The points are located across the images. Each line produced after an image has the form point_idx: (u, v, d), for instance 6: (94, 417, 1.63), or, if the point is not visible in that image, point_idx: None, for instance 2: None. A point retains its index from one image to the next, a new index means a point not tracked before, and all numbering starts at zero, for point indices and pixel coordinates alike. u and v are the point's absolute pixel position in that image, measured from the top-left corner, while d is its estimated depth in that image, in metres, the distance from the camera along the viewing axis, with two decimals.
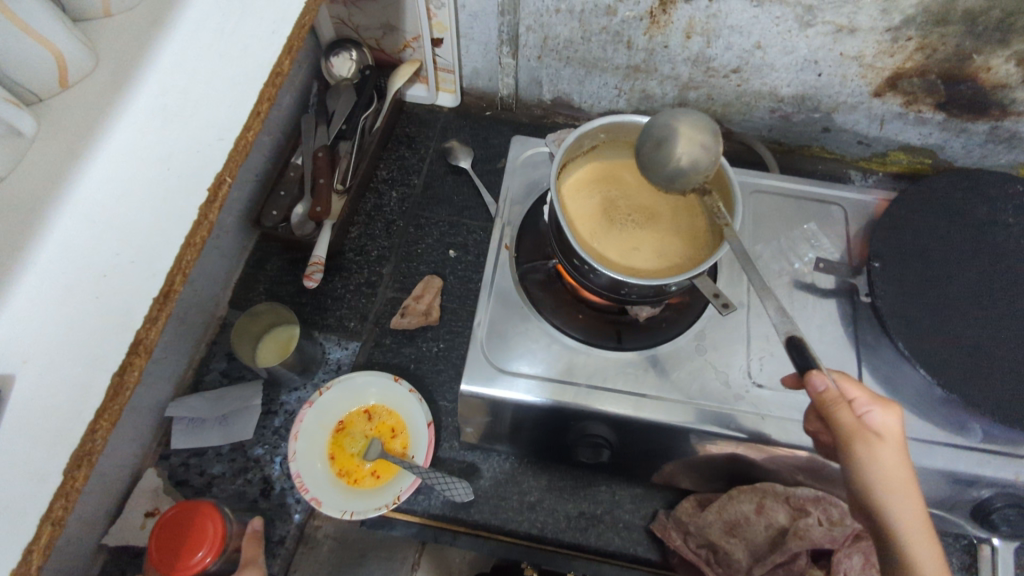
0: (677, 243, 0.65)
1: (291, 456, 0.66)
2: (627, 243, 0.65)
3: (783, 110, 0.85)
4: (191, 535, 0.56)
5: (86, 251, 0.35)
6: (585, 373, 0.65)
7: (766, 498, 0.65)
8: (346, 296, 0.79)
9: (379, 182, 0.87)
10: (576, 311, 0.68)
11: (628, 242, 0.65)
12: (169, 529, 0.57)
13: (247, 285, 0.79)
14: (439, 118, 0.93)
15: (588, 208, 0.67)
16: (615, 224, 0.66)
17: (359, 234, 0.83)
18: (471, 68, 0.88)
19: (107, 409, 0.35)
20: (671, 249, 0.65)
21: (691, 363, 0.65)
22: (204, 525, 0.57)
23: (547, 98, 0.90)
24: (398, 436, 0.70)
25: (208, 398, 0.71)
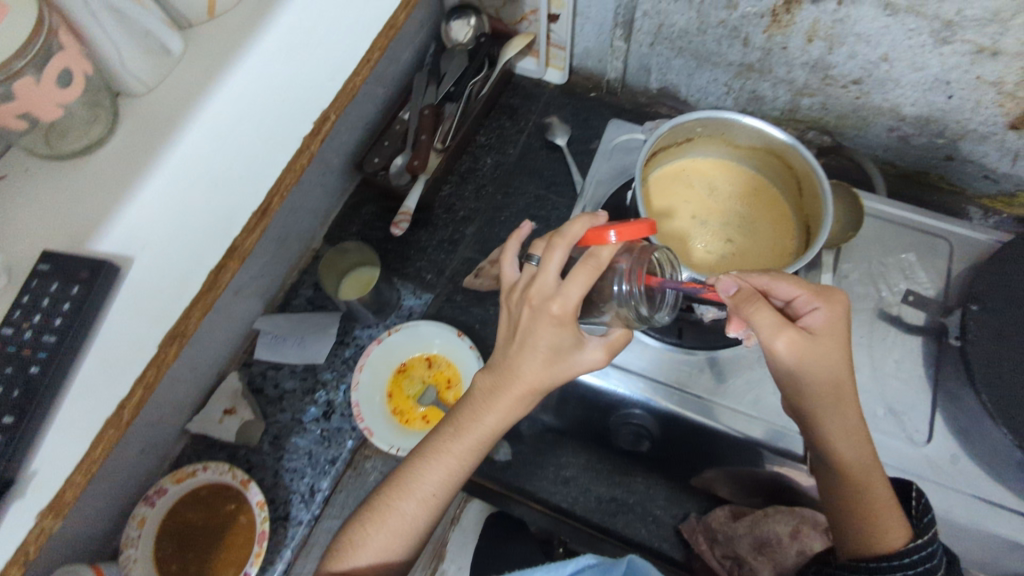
0: (688, 232, 0.65)
1: (353, 385, 0.71)
2: (686, 199, 0.67)
3: (902, 131, 0.80)
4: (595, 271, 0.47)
5: (203, 161, 0.42)
6: (642, 365, 0.65)
7: (803, 524, 0.62)
8: (429, 250, 0.84)
9: (476, 148, 0.91)
10: None
11: (689, 222, 0.66)
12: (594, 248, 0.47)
13: (342, 224, 0.85)
14: (544, 93, 0.96)
15: (709, 172, 0.68)
16: (701, 196, 0.67)
17: (450, 193, 0.87)
18: (583, 48, 0.89)
19: (200, 300, 0.40)
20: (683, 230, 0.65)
21: (750, 373, 0.64)
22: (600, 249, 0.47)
23: (653, 87, 0.91)
24: (452, 388, 0.74)
25: (291, 319, 0.77)
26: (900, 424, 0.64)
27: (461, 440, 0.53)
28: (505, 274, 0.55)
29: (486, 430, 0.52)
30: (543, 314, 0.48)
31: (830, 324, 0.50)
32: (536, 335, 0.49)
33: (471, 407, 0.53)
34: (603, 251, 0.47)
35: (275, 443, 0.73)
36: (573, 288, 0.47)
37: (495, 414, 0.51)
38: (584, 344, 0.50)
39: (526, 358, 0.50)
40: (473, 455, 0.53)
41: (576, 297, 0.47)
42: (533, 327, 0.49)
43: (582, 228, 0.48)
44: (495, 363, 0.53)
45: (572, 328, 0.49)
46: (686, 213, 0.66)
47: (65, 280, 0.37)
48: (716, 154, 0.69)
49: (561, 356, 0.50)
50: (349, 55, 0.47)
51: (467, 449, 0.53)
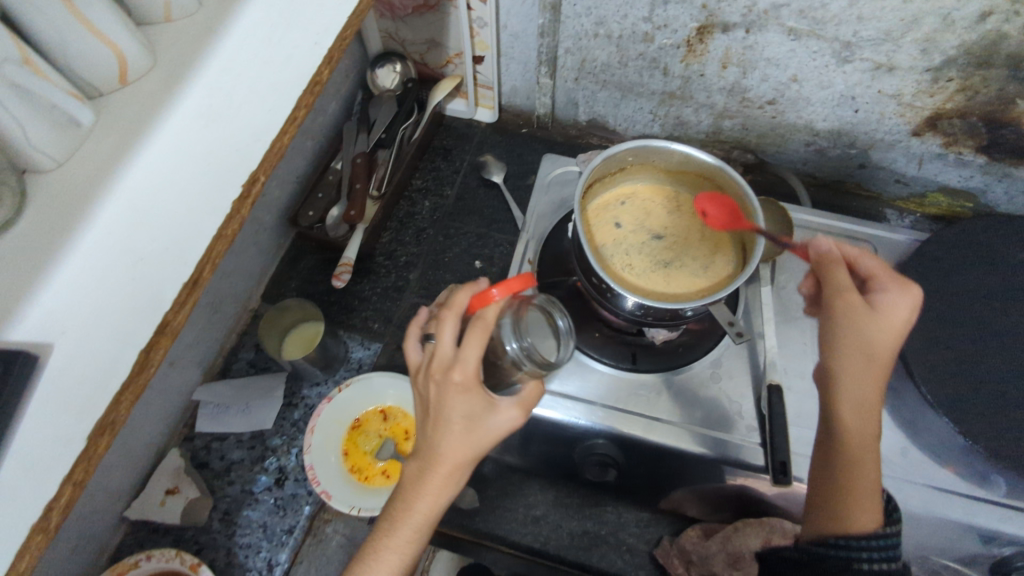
0: (619, 244, 0.67)
1: (306, 449, 0.68)
2: (624, 214, 0.69)
3: (818, 144, 0.85)
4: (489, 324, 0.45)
5: (124, 237, 0.40)
6: (598, 395, 0.65)
7: (773, 534, 0.61)
8: (373, 298, 0.82)
9: (414, 191, 0.91)
10: (592, 329, 0.68)
11: (624, 239, 0.68)
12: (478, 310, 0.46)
13: (281, 280, 0.82)
14: (476, 132, 0.97)
15: (651, 196, 0.70)
16: (639, 215, 0.69)
17: (390, 239, 0.86)
18: (511, 86, 0.91)
19: (131, 383, 0.38)
20: (616, 242, 0.67)
21: (705, 391, 0.65)
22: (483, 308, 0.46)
23: (582, 119, 0.94)
24: (410, 439, 0.73)
25: (233, 386, 0.73)
26: None
27: (396, 535, 0.47)
28: (408, 358, 0.51)
29: (419, 516, 0.47)
30: (447, 385, 0.46)
31: (884, 306, 0.55)
32: (447, 406, 0.45)
33: (400, 496, 0.48)
34: (488, 309, 0.45)
35: (225, 519, 0.68)
36: (468, 350, 0.45)
37: (431, 498, 0.47)
38: (499, 406, 0.47)
39: (444, 434, 0.46)
40: (413, 550, 0.48)
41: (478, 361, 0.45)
42: (442, 399, 0.46)
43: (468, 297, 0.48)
44: (417, 446, 0.49)
45: (482, 390, 0.46)
46: (620, 227, 0.68)
47: None
48: (650, 181, 0.71)
49: (478, 424, 0.46)
50: (274, 115, 0.46)
51: (405, 542, 0.47)
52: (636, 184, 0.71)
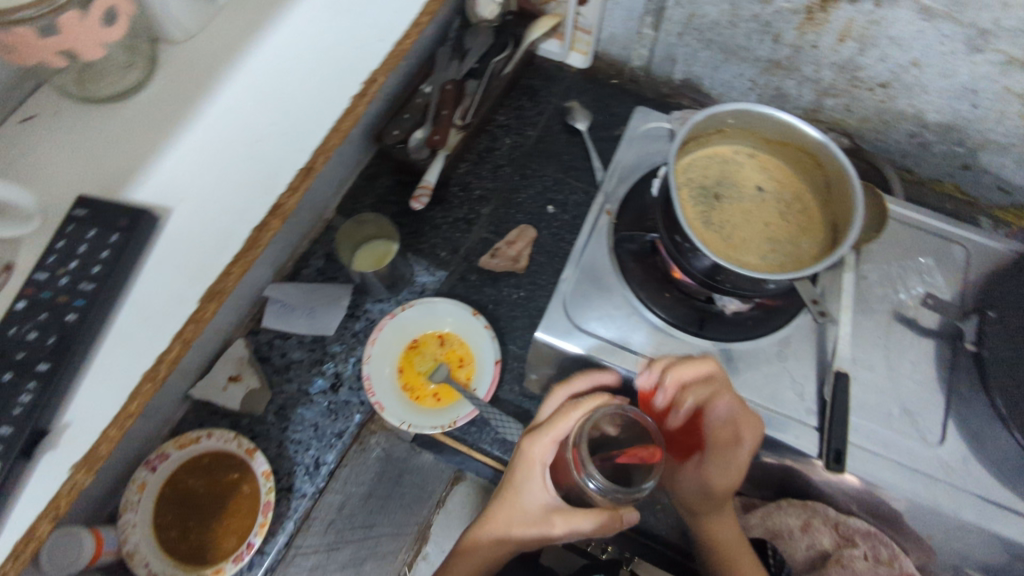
0: (699, 194, 0.66)
1: (365, 358, 0.71)
2: (717, 171, 0.68)
3: (923, 137, 0.81)
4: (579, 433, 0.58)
5: (245, 116, 0.41)
6: (657, 351, 0.66)
7: (813, 518, 0.66)
8: (443, 228, 0.82)
9: (496, 127, 0.90)
10: (664, 290, 0.67)
11: (706, 194, 0.66)
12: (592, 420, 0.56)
13: (357, 195, 0.83)
14: (566, 77, 0.95)
15: (750, 165, 0.68)
16: (731, 178, 0.67)
17: (467, 171, 0.86)
18: (610, 33, 0.89)
19: (242, 256, 0.39)
20: (697, 193, 0.66)
21: (768, 366, 0.64)
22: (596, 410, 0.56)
23: (677, 77, 0.91)
24: (464, 367, 0.73)
25: (302, 289, 0.75)
26: (914, 426, 0.62)
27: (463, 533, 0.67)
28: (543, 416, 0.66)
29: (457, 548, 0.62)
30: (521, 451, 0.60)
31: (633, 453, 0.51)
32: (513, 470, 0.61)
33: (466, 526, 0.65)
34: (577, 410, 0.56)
35: (281, 413, 0.71)
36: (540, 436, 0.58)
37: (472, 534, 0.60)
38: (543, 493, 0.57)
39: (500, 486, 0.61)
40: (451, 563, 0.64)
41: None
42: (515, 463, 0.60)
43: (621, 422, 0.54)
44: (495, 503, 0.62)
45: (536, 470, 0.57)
46: (706, 180, 0.67)
47: (105, 228, 0.35)
48: (753, 148, 0.68)
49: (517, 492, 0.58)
50: (397, 20, 0.45)
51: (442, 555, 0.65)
52: (738, 149, 0.69)
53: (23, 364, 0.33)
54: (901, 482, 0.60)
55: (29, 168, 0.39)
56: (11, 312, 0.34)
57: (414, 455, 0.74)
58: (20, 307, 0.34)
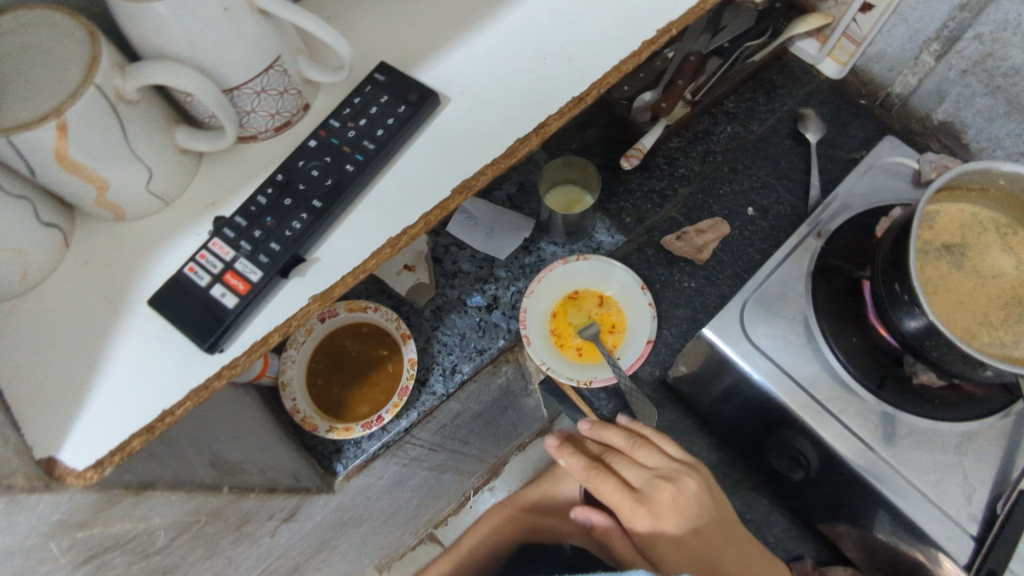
0: (933, 248, 0.60)
1: (528, 291, 0.73)
2: (969, 231, 0.60)
3: None
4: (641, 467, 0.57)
5: (538, 32, 0.41)
6: (824, 393, 0.61)
7: None
8: (637, 194, 0.82)
9: (721, 112, 0.86)
10: (853, 333, 0.62)
11: (944, 251, 0.60)
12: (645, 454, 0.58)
13: (566, 138, 0.84)
14: (812, 82, 0.89)
15: (1013, 238, 0.60)
16: (981, 244, 0.60)
17: (678, 147, 0.84)
18: (880, 50, 0.81)
19: (499, 162, 0.39)
20: (932, 246, 0.60)
21: (942, 455, 0.58)
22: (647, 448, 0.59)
23: (937, 116, 0.81)
24: (614, 334, 0.73)
25: (489, 210, 0.78)
26: None
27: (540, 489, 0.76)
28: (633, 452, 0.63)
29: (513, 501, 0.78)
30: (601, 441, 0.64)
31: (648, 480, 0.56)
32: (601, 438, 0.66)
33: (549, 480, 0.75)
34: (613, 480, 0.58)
35: (436, 313, 0.75)
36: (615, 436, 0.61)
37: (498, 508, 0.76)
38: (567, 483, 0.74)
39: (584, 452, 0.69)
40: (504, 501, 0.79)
41: (645, 525, 0.55)
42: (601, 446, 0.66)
43: (619, 494, 0.57)
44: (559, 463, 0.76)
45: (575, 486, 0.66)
46: (950, 236, 0.60)
47: (396, 97, 0.38)
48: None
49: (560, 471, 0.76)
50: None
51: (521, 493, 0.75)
52: (1007, 217, 0.60)
53: (303, 195, 0.36)
54: None
55: (343, 25, 0.43)
56: (304, 147, 0.37)
57: (526, 394, 0.80)
58: (312, 145, 0.37)
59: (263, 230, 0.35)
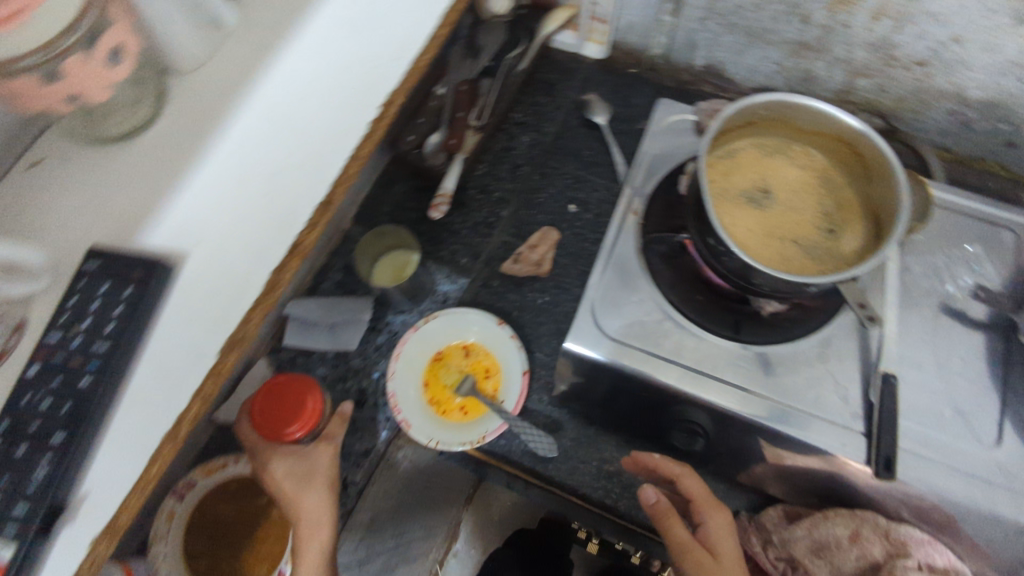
0: (728, 182, 0.63)
1: (389, 373, 0.69)
2: (761, 164, 0.64)
3: (963, 115, 0.77)
4: (290, 415, 0.61)
5: (259, 144, 0.37)
6: (693, 358, 0.63)
7: (863, 527, 0.60)
8: (463, 232, 0.80)
9: (512, 125, 0.87)
10: (695, 291, 0.65)
11: (740, 184, 0.63)
12: (291, 406, 0.61)
13: (374, 204, 0.81)
14: (582, 68, 0.91)
15: (801, 166, 0.64)
16: (771, 175, 0.64)
17: (485, 173, 0.84)
18: (628, 22, 0.84)
19: (264, 297, 0.42)
20: (728, 181, 0.63)
21: (810, 370, 0.61)
22: (306, 403, 0.62)
23: (698, 64, 0.87)
24: (490, 377, 0.72)
25: (322, 306, 0.74)
26: (966, 426, 0.59)
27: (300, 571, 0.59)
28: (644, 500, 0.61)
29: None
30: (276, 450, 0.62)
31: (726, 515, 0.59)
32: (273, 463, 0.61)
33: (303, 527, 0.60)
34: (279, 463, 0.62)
35: None
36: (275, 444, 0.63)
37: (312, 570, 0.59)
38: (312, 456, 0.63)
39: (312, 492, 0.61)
40: None
41: (713, 528, 0.57)
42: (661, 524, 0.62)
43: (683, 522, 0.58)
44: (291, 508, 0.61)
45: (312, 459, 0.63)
46: (742, 168, 0.64)
47: (113, 281, 0.33)
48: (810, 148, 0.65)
49: (308, 474, 0.62)
50: (407, 48, 0.46)
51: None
52: (795, 149, 0.65)
53: (38, 436, 0.32)
54: (958, 485, 0.57)
55: (27, 222, 0.36)
56: (23, 379, 0.32)
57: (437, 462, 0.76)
58: (31, 373, 0.32)
59: (4, 492, 0.31)
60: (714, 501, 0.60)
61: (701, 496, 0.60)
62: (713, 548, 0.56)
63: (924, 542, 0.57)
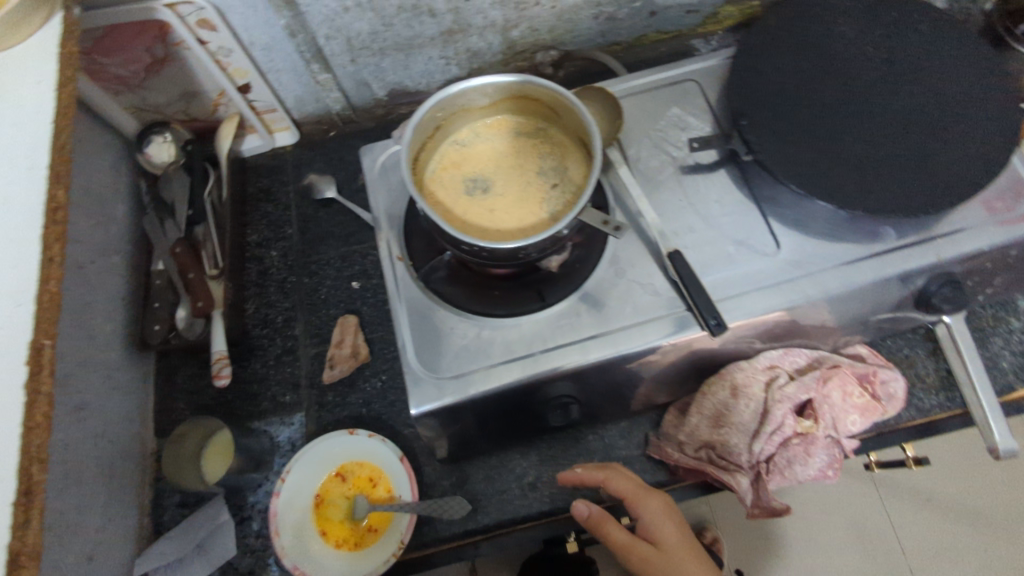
0: (451, 185, 0.66)
1: (279, 553, 0.62)
2: (474, 150, 0.68)
3: (605, 13, 0.84)
4: None
5: None
6: (525, 345, 0.63)
7: (737, 379, 0.63)
8: (271, 372, 0.75)
9: (255, 248, 0.83)
10: (490, 289, 0.66)
11: (463, 179, 0.66)
12: None
13: (168, 405, 0.74)
14: (287, 159, 0.89)
15: (509, 132, 0.68)
16: (486, 155, 0.67)
17: (257, 306, 0.79)
18: (294, 98, 0.84)
19: None
20: (451, 184, 0.66)
21: (617, 288, 0.65)
22: None
23: (382, 95, 0.88)
24: (378, 483, 0.68)
25: (174, 537, 0.65)
26: (751, 249, 0.66)
27: None
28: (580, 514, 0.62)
29: None
30: None
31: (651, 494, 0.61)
32: None
33: None
34: None
35: None
36: None
37: None
38: None
39: None
40: None
41: (652, 517, 0.60)
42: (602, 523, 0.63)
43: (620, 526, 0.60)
44: None
45: None
46: (458, 165, 0.67)
47: None
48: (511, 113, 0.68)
49: None
50: None
51: None
52: (498, 121, 0.68)
53: None
54: (776, 300, 0.62)
55: None
56: None
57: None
58: None
59: None
60: (640, 488, 0.62)
61: (628, 487, 0.62)
62: (655, 538, 0.59)
63: (783, 354, 0.65)
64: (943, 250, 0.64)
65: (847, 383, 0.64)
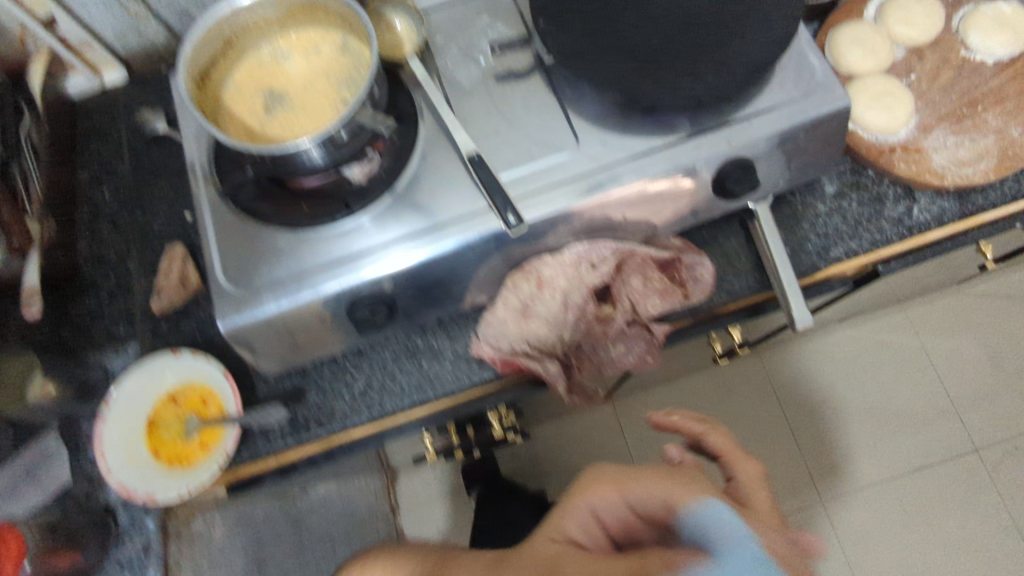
0: (246, 95, 0.66)
1: (104, 473, 0.64)
2: (270, 64, 0.67)
3: None
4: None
5: None
6: (329, 253, 0.64)
7: (541, 273, 0.67)
8: (104, 307, 0.76)
9: (86, 187, 0.82)
10: (296, 203, 0.65)
11: (258, 92, 0.67)
12: None
13: None
14: (118, 96, 0.87)
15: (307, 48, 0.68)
16: (281, 70, 0.67)
17: (89, 244, 0.79)
18: (112, 31, 0.82)
19: None
20: (245, 95, 0.66)
21: (422, 193, 0.66)
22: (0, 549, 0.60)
23: None
24: (209, 402, 0.70)
25: None
26: (552, 149, 0.67)
27: None
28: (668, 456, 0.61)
29: None
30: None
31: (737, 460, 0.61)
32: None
33: None
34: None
35: None
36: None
37: None
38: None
39: None
40: None
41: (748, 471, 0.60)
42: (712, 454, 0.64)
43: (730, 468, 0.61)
44: None
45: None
46: (253, 77, 0.67)
47: None
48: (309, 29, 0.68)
49: None
50: None
51: None
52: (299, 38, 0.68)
53: None
54: (570, 195, 0.64)
55: None
56: None
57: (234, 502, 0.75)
58: None
59: None
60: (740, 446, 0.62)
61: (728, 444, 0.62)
62: (743, 496, 0.58)
63: (583, 247, 0.68)
64: (733, 136, 0.67)
65: (645, 269, 0.70)
